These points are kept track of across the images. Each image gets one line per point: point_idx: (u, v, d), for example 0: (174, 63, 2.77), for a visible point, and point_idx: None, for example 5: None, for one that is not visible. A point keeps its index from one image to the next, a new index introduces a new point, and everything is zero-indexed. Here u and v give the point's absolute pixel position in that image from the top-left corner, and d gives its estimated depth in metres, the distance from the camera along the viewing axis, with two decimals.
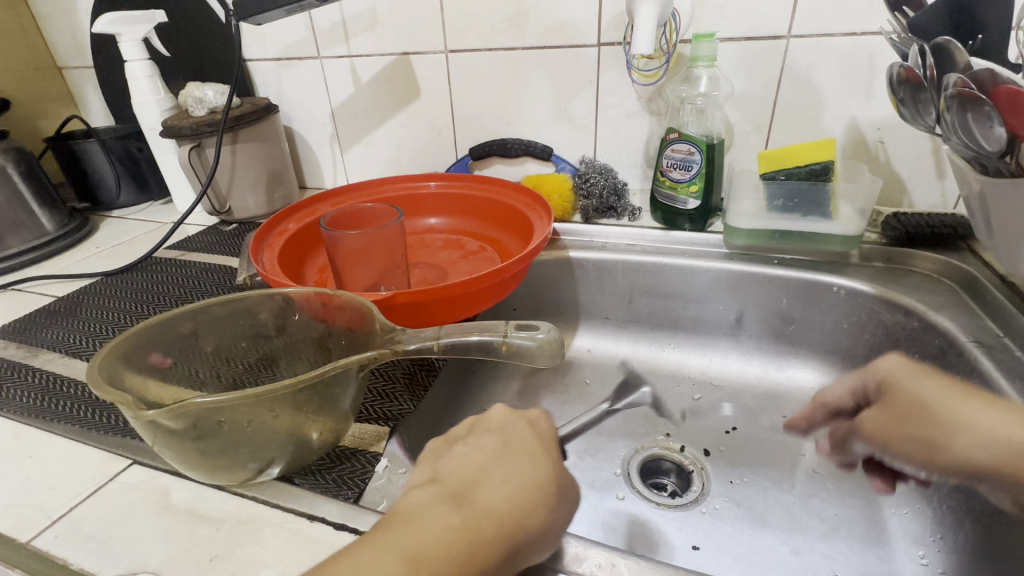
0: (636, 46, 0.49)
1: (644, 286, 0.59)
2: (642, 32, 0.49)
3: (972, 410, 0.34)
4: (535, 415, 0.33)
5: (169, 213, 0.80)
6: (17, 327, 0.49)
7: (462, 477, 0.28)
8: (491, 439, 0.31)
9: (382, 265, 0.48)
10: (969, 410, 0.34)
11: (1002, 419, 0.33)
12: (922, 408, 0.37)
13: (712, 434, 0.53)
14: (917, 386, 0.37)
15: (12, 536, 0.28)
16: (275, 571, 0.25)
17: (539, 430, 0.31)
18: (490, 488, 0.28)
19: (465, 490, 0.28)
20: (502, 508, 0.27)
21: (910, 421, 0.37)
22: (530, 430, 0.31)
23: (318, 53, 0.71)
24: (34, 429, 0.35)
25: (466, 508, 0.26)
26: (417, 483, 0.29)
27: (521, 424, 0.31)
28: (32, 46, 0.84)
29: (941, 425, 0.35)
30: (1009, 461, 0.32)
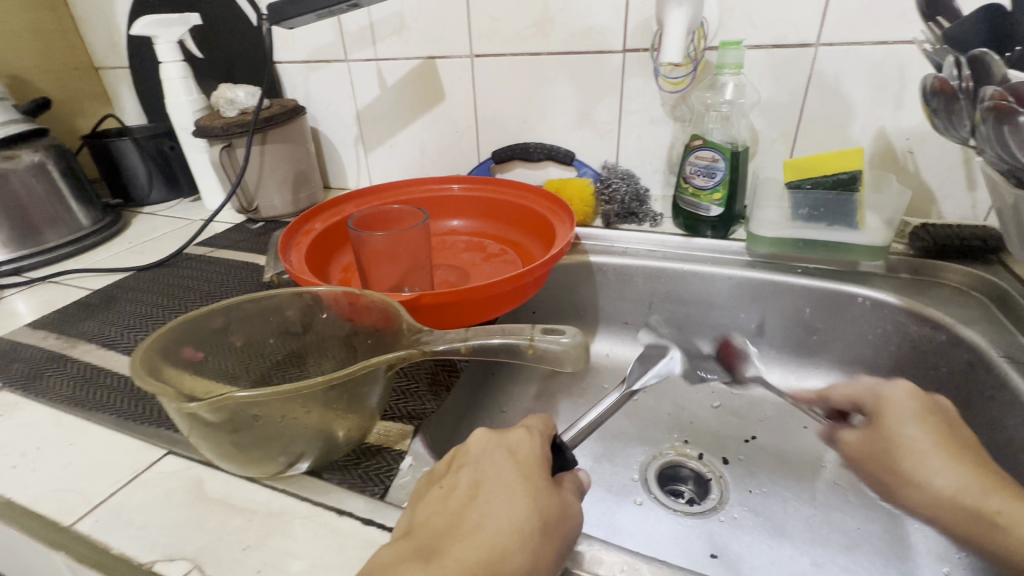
0: (664, 54, 0.49)
1: (664, 292, 0.59)
2: (671, 41, 0.49)
3: (940, 466, 0.37)
4: (515, 444, 0.30)
5: (198, 210, 0.82)
6: (56, 319, 0.51)
7: (436, 526, 0.27)
8: (467, 478, 0.29)
9: (407, 266, 0.49)
10: (936, 464, 0.37)
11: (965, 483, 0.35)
12: (896, 449, 0.40)
13: (731, 442, 0.53)
14: (902, 428, 0.40)
15: (56, 519, 0.29)
16: (305, 562, 0.26)
17: (520, 458, 0.30)
18: (461, 535, 0.26)
19: (438, 541, 0.26)
20: (474, 556, 0.25)
21: (883, 456, 0.41)
22: (509, 460, 0.29)
23: (345, 56, 0.72)
24: (75, 417, 0.37)
25: (436, 561, 0.25)
26: (393, 534, 0.27)
27: (498, 456, 0.30)
28: (71, 47, 0.87)
29: (910, 471, 0.39)
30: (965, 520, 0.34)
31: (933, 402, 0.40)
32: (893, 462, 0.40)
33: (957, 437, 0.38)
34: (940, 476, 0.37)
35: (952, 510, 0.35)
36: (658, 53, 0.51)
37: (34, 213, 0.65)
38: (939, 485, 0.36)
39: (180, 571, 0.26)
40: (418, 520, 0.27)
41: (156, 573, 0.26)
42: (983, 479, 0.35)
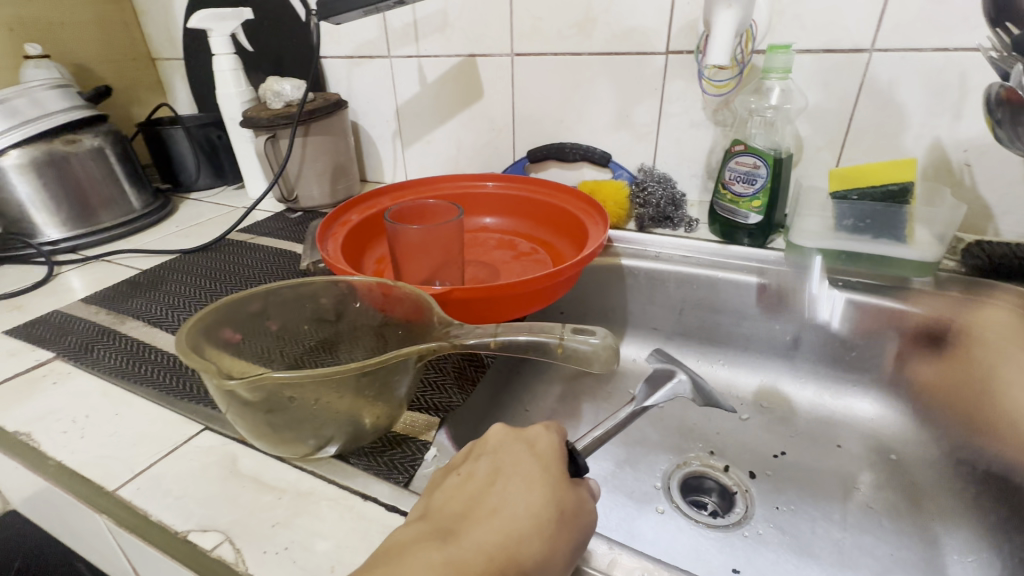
0: (712, 56, 0.49)
1: (697, 299, 0.58)
2: (719, 42, 0.48)
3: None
4: (536, 434, 0.30)
5: (240, 198, 0.85)
6: (108, 295, 0.54)
7: (453, 511, 0.27)
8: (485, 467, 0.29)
9: (439, 260, 0.49)
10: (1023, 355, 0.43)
11: None
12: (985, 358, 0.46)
13: (759, 456, 0.51)
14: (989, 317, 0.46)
15: (100, 484, 0.30)
16: (330, 543, 0.27)
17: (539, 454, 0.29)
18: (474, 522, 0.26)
19: (454, 526, 0.26)
20: (490, 544, 0.25)
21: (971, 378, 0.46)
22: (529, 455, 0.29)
23: (388, 52, 0.74)
24: (121, 389, 0.39)
25: (452, 545, 0.25)
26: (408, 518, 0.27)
27: (517, 446, 0.30)
28: (131, 38, 0.92)
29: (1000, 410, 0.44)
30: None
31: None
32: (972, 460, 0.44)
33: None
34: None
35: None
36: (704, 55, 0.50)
37: (92, 195, 0.69)
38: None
39: (212, 542, 0.27)
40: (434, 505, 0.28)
41: (190, 543, 0.27)
42: None
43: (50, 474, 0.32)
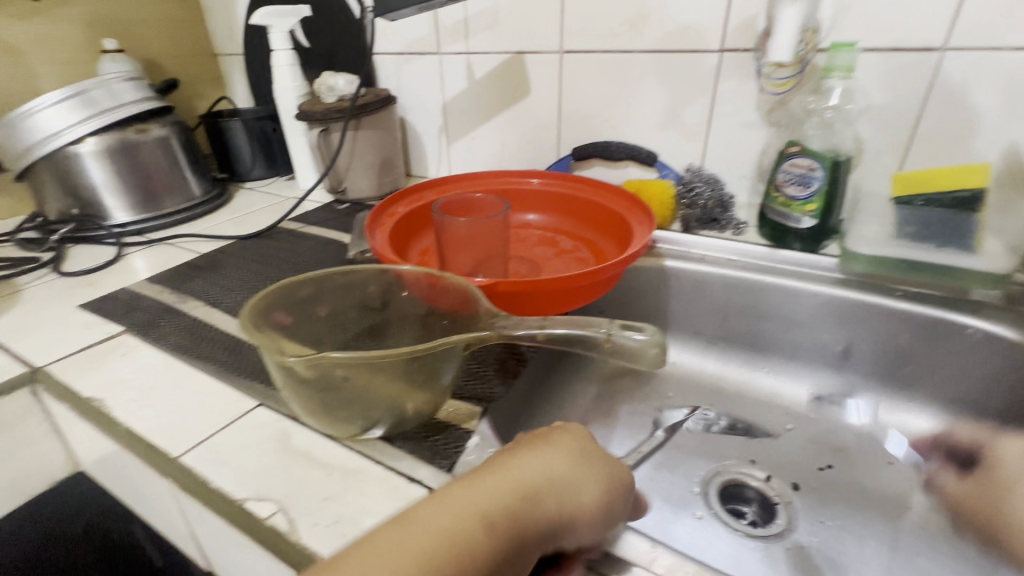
0: (772, 53, 0.48)
1: (742, 304, 0.57)
2: (781, 39, 0.47)
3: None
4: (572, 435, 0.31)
5: (291, 189, 0.88)
6: (171, 276, 0.57)
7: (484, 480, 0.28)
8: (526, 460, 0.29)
9: (483, 253, 0.50)
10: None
11: None
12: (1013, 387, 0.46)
13: (803, 468, 0.50)
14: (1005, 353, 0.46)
15: (166, 449, 0.32)
16: (378, 520, 0.28)
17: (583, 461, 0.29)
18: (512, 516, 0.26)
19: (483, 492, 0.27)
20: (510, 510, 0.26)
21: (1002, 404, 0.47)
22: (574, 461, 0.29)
23: (438, 49, 0.75)
24: (183, 364, 0.41)
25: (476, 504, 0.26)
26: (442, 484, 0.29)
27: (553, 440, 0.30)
28: (196, 34, 0.96)
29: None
30: None
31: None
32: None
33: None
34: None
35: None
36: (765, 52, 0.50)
37: (157, 182, 0.73)
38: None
39: (267, 511, 0.28)
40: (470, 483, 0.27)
41: (247, 510, 0.28)
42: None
43: (119, 438, 0.35)
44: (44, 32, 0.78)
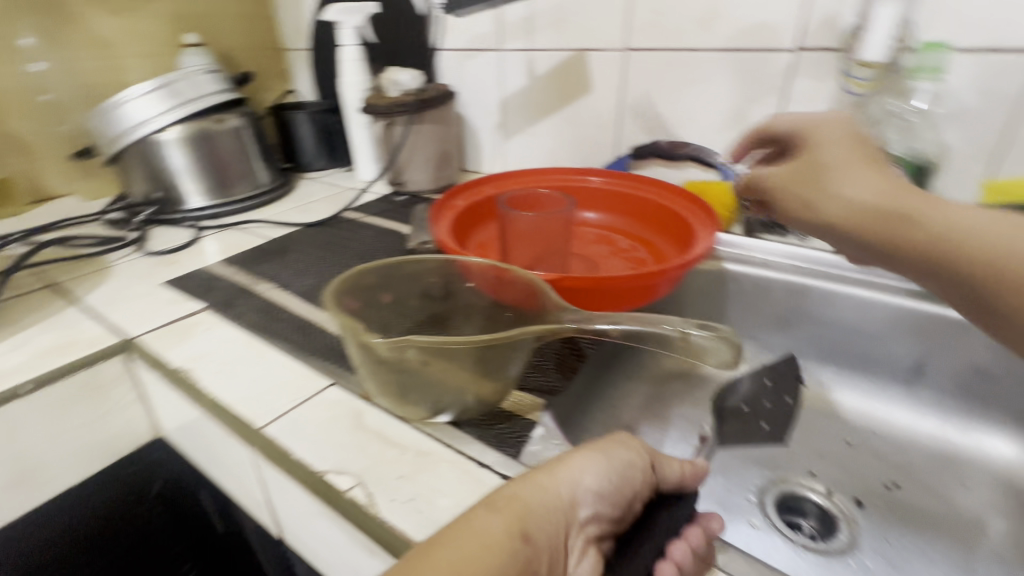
0: (866, 51, 0.48)
1: (806, 311, 0.55)
2: (875, 37, 0.47)
3: (944, 210, 0.39)
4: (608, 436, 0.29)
5: (349, 180, 0.91)
6: (244, 259, 0.60)
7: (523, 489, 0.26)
8: (573, 470, 0.27)
9: (544, 249, 0.50)
10: (933, 210, 0.39)
11: (987, 218, 0.37)
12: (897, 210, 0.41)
13: (867, 484, 0.48)
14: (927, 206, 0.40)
15: (250, 420, 0.34)
16: (451, 501, 0.28)
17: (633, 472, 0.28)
18: (556, 531, 0.25)
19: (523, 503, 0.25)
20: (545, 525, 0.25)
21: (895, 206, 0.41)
22: (625, 472, 0.27)
23: (500, 46, 0.76)
24: (260, 341, 0.44)
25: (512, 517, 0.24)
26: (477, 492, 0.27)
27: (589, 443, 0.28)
28: (266, 30, 1.01)
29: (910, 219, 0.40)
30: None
31: (873, 152, 0.45)
32: (968, 252, 0.37)
33: (879, 164, 0.44)
34: (867, 178, 0.43)
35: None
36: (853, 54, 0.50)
37: (230, 170, 0.77)
38: (951, 219, 0.38)
39: (346, 484, 0.29)
40: (514, 490, 0.26)
41: (327, 482, 0.30)
42: (1010, 224, 0.36)
43: (205, 407, 0.37)
44: (134, 27, 0.84)
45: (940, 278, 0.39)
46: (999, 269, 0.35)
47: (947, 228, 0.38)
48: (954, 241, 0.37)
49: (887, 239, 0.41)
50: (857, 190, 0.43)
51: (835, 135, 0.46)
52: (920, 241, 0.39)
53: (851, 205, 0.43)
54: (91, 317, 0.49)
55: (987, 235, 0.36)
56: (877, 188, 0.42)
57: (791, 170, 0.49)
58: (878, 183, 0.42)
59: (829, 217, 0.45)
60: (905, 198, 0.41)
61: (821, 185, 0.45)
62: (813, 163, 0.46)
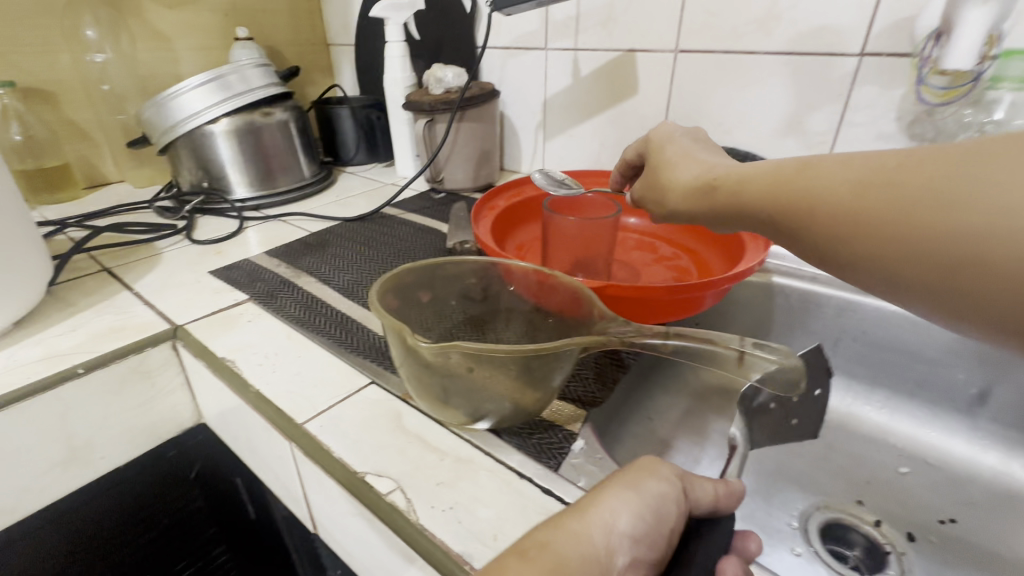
0: (950, 59, 0.44)
1: (860, 331, 0.52)
2: (963, 43, 0.43)
3: (825, 171, 0.27)
4: (635, 468, 0.27)
5: (389, 175, 0.92)
6: (286, 251, 0.61)
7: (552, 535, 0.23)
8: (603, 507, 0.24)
9: (586, 254, 0.49)
10: (823, 171, 0.27)
11: (843, 170, 0.26)
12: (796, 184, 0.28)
13: (919, 517, 0.46)
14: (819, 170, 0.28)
15: (292, 415, 0.35)
16: (492, 512, 0.28)
17: (668, 504, 0.25)
18: None
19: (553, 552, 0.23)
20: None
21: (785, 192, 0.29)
22: (659, 508, 0.25)
23: (545, 45, 0.75)
24: (301, 335, 0.44)
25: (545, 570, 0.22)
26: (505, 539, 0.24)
27: (617, 478, 0.26)
28: (314, 24, 1.02)
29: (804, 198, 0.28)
30: (782, 207, 0.29)
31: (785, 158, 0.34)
32: (824, 203, 0.27)
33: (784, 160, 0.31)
34: (713, 160, 0.36)
35: (936, 163, 0.23)
36: (931, 54, 0.46)
37: (274, 162, 0.78)
38: (828, 184, 0.27)
39: (386, 487, 0.29)
40: (545, 538, 0.23)
41: (366, 483, 0.30)
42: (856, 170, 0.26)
43: (248, 398, 0.38)
44: (189, 21, 0.86)
45: (800, 243, 0.29)
46: (839, 222, 0.26)
47: (804, 174, 0.28)
48: (805, 208, 0.27)
49: (736, 208, 0.32)
50: (694, 171, 0.36)
51: (673, 136, 0.41)
52: (741, 199, 0.32)
53: (687, 190, 0.36)
54: (141, 303, 0.50)
55: (798, 179, 0.28)
56: (734, 168, 0.34)
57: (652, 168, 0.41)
58: (712, 163, 0.35)
59: (675, 210, 0.37)
60: (761, 166, 0.31)
61: (664, 172, 0.38)
62: (656, 162, 0.40)
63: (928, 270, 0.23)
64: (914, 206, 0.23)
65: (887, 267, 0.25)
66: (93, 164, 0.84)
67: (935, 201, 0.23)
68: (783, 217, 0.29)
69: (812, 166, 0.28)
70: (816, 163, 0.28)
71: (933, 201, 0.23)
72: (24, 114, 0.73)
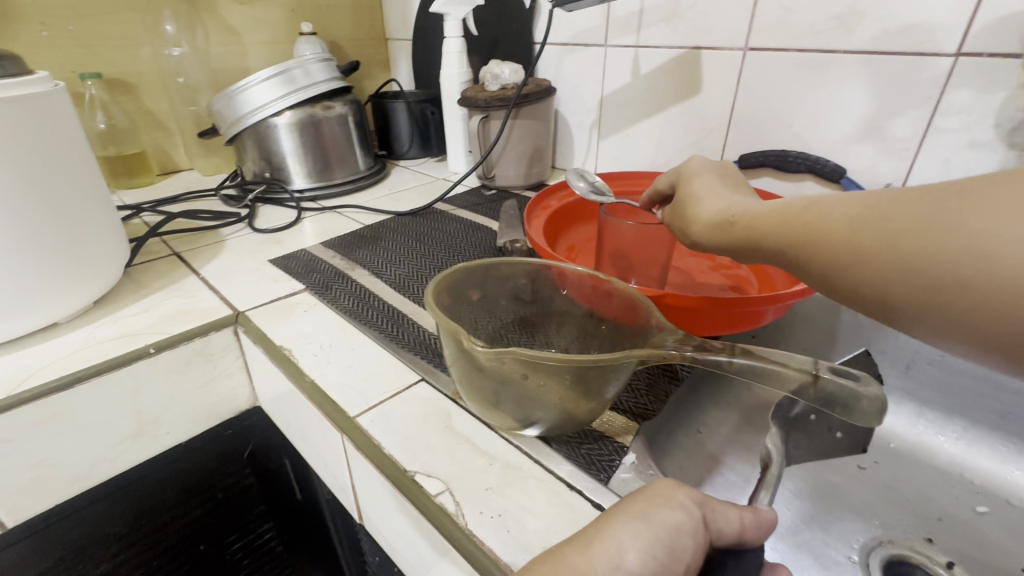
0: None
1: (938, 355, 0.48)
2: None
3: (827, 203, 0.27)
4: (647, 496, 0.25)
5: (440, 170, 0.93)
6: (341, 242, 0.63)
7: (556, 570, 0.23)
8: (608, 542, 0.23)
9: (642, 259, 0.48)
10: (825, 202, 0.27)
11: (843, 200, 0.26)
12: (799, 216, 0.28)
13: (998, 564, 0.42)
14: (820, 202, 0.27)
15: (345, 407, 0.35)
16: (541, 523, 0.27)
17: (682, 536, 0.24)
18: None
19: None
20: None
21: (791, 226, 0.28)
22: (671, 542, 0.24)
23: (605, 41, 0.73)
24: (354, 327, 0.45)
25: None
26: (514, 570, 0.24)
27: (627, 508, 0.25)
28: (374, 19, 1.04)
29: (806, 230, 0.27)
30: (786, 238, 0.28)
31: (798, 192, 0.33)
32: (827, 239, 0.26)
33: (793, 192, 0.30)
34: (729, 193, 0.35)
35: (935, 198, 0.23)
36: None
37: (332, 154, 0.80)
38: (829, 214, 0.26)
39: (435, 489, 0.29)
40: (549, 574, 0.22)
41: (416, 482, 0.30)
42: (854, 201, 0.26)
43: (303, 387, 0.39)
44: (258, 15, 0.89)
45: (807, 276, 0.28)
46: (838, 252, 0.26)
47: (805, 210, 0.28)
48: (809, 239, 0.27)
49: (748, 244, 0.31)
50: (714, 204, 0.34)
51: (701, 167, 0.39)
52: (751, 235, 0.30)
53: (707, 227, 0.34)
54: (207, 287, 0.52)
55: (806, 217, 0.27)
56: (749, 203, 0.32)
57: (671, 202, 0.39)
58: (731, 198, 0.34)
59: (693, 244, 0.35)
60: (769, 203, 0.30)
61: (683, 204, 0.37)
62: (683, 193, 0.37)
63: (931, 299, 0.23)
64: (911, 231, 0.23)
65: (890, 299, 0.24)
66: (167, 152, 0.89)
67: (933, 234, 0.22)
68: (786, 254, 0.29)
69: (814, 199, 0.28)
70: (822, 202, 0.27)
71: (922, 234, 0.23)
72: (108, 104, 0.78)
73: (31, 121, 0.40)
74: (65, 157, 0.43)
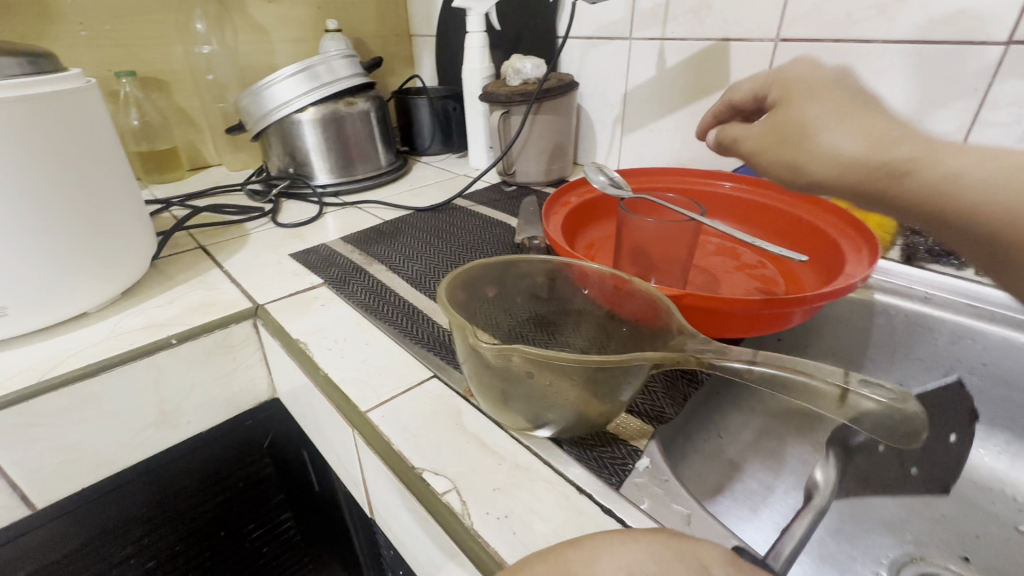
0: None
1: (980, 364, 0.46)
2: None
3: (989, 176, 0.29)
4: (680, 545, 0.22)
5: (461, 166, 0.92)
6: (360, 237, 0.63)
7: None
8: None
9: (664, 257, 0.47)
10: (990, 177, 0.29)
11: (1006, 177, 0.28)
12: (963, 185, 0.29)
13: None
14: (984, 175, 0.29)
15: (357, 402, 0.35)
16: (548, 527, 0.27)
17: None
18: None
19: None
20: None
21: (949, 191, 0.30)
22: None
23: (630, 34, 0.71)
24: (369, 322, 0.45)
25: None
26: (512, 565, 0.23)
27: (650, 553, 0.22)
28: (398, 15, 1.04)
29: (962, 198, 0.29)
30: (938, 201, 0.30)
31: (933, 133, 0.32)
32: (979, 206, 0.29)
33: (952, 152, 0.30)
34: (867, 125, 0.33)
35: None
36: None
37: (354, 150, 0.81)
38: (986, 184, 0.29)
39: (442, 487, 0.29)
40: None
41: (423, 480, 0.29)
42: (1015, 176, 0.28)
43: (317, 381, 0.39)
44: (284, 13, 0.91)
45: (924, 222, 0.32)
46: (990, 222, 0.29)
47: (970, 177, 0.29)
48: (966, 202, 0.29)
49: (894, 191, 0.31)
50: (852, 137, 0.33)
51: (823, 90, 0.36)
52: (901, 187, 0.31)
53: (840, 162, 0.33)
54: (229, 280, 0.53)
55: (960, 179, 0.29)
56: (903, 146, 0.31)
57: (774, 121, 0.38)
58: (868, 129, 0.33)
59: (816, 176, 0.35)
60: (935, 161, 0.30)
61: (808, 136, 0.35)
62: (799, 120, 0.36)
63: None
64: None
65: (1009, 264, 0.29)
66: (196, 148, 0.91)
67: None
68: (927, 208, 0.31)
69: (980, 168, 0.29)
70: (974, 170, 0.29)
71: None
72: (142, 101, 0.81)
73: (63, 118, 0.41)
74: (94, 152, 0.44)
